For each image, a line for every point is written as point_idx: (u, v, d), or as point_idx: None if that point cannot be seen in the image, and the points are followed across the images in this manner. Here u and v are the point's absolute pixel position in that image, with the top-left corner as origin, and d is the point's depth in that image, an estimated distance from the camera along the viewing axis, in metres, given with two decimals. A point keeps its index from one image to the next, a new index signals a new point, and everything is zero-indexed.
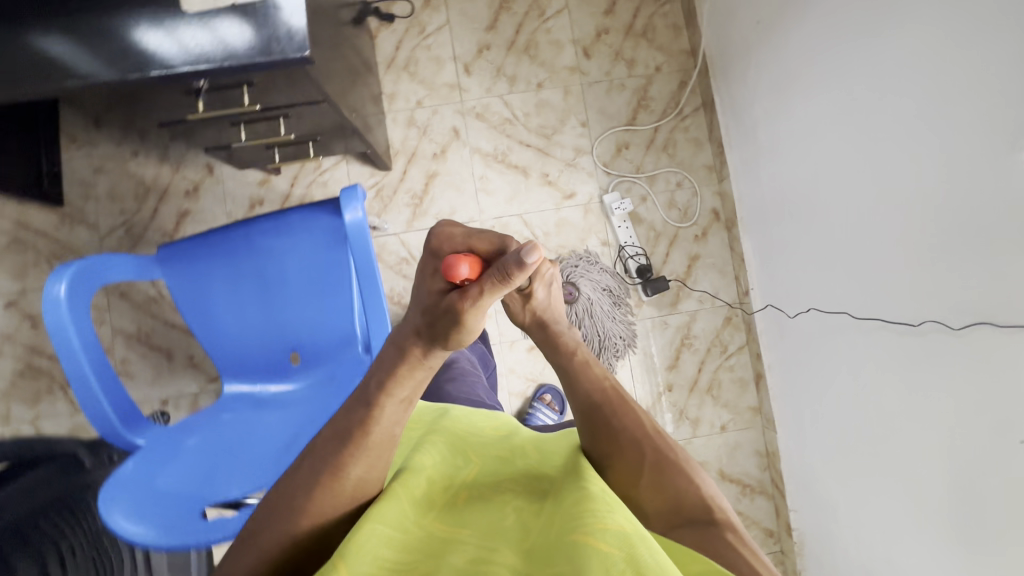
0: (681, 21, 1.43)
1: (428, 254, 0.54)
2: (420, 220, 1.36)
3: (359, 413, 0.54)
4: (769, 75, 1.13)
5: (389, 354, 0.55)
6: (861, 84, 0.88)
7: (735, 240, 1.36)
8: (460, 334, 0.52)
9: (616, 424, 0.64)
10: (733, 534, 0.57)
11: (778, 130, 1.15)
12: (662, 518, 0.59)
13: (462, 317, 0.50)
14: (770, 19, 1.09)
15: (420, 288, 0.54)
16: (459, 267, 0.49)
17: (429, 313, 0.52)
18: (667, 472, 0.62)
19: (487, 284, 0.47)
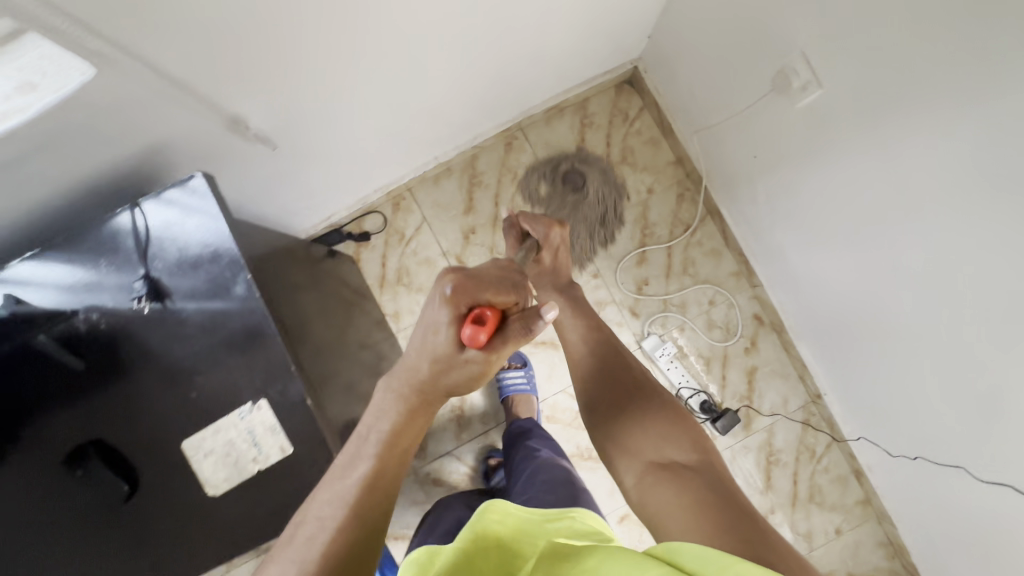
0: (657, 132, 1.34)
1: (438, 300, 0.53)
2: (469, 430, 1.32)
3: (360, 470, 0.51)
4: (785, 204, 1.05)
5: (387, 399, 0.55)
6: (910, 244, 0.79)
7: (789, 344, 1.28)
8: (474, 383, 0.56)
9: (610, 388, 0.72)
10: (714, 485, 0.59)
11: (810, 258, 1.06)
12: (641, 463, 0.64)
13: (475, 370, 0.54)
14: (770, 156, 1.00)
15: (423, 340, 0.54)
16: (483, 334, 0.51)
17: (443, 365, 0.53)
18: (653, 424, 0.67)
19: (506, 345, 0.54)
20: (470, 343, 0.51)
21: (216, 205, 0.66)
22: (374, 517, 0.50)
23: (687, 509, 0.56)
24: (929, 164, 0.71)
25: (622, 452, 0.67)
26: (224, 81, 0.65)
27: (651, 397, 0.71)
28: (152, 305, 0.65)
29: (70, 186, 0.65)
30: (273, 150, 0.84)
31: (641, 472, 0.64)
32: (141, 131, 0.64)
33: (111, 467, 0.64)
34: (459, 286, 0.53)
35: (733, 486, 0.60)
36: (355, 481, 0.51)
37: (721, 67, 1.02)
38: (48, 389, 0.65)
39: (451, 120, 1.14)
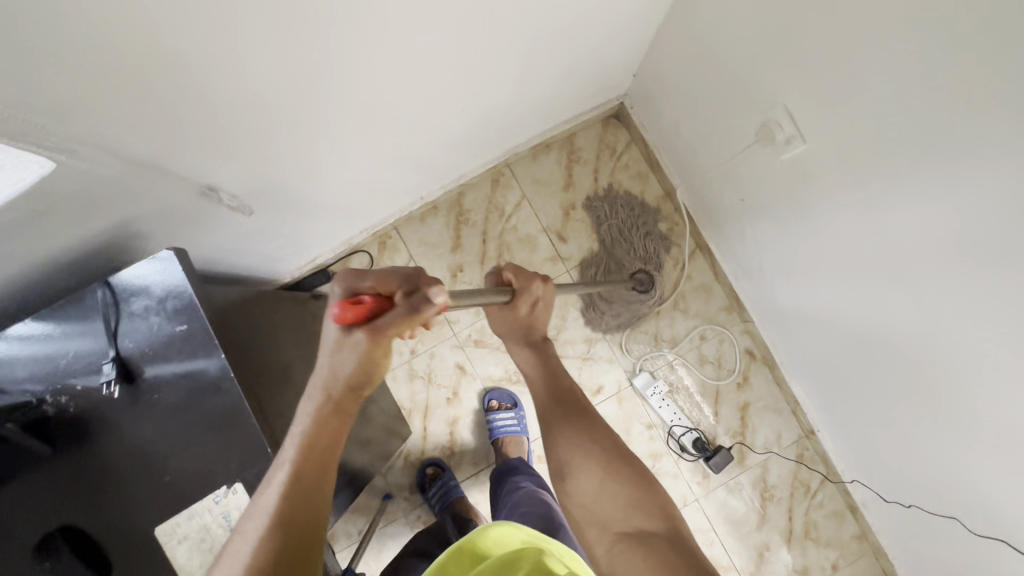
0: (644, 166, 1.34)
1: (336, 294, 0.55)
2: (460, 471, 1.30)
3: (282, 488, 0.53)
4: (773, 245, 1.04)
5: (304, 410, 0.56)
6: (904, 295, 0.77)
7: (782, 379, 1.27)
8: (368, 373, 0.55)
9: (560, 429, 0.68)
10: (683, 557, 0.57)
11: (799, 300, 1.05)
12: (610, 533, 0.61)
13: (358, 359, 0.53)
14: (757, 200, 0.99)
15: (321, 336, 0.55)
16: (343, 312, 0.50)
17: (334, 353, 0.53)
18: (619, 481, 0.64)
19: (384, 326, 0.51)
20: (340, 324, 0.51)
21: (187, 281, 0.64)
22: (299, 528, 0.52)
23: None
24: (911, 223, 0.71)
25: (591, 521, 0.63)
26: (195, 153, 0.64)
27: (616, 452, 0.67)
28: (122, 386, 0.64)
29: (44, 265, 0.65)
30: (249, 213, 0.84)
31: (610, 543, 0.60)
32: (109, 208, 0.62)
33: (81, 558, 0.63)
34: (347, 279, 0.54)
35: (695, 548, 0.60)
36: (276, 489, 0.53)
37: (706, 110, 1.01)
38: (27, 476, 0.64)
39: (436, 164, 1.13)
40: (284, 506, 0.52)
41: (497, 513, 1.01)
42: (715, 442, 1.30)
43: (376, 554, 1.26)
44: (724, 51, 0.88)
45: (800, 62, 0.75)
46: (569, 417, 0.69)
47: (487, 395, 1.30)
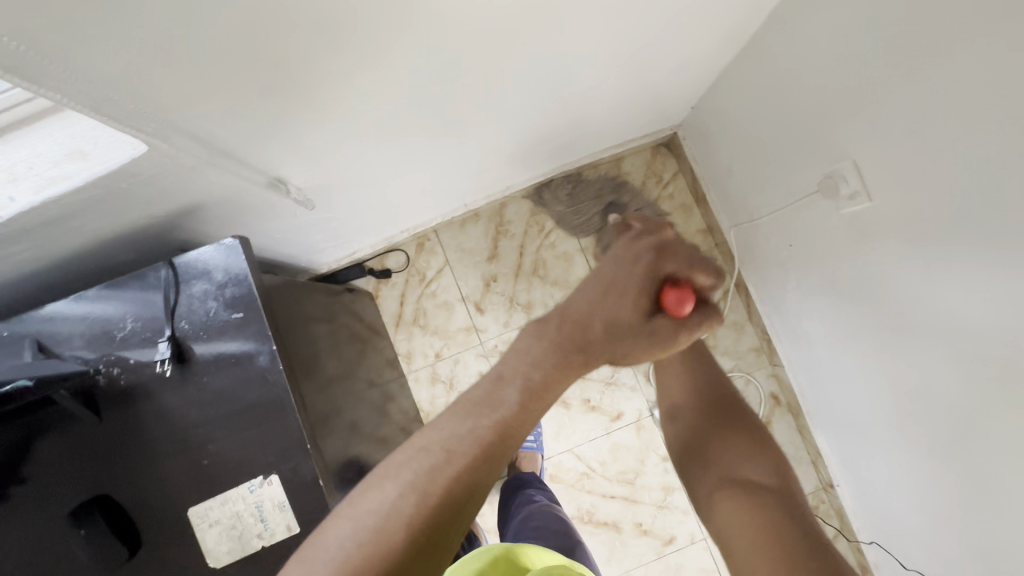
0: (690, 199, 1.34)
1: (636, 262, 0.49)
2: None
3: (454, 427, 0.45)
4: (817, 297, 1.02)
5: (537, 351, 0.46)
6: (952, 364, 0.75)
7: (805, 429, 1.26)
8: (644, 360, 0.50)
9: (693, 397, 0.64)
10: (800, 516, 0.49)
11: (834, 353, 1.04)
12: (716, 477, 0.56)
13: (647, 345, 0.49)
14: (806, 248, 0.99)
15: (612, 305, 0.48)
16: (686, 303, 0.48)
17: (630, 327, 0.48)
18: (736, 439, 0.59)
19: (691, 326, 0.49)
20: (667, 311, 0.48)
21: (248, 270, 0.66)
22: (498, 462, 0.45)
23: (770, 542, 0.47)
24: (967, 300, 0.69)
25: (698, 464, 0.59)
26: (269, 149, 0.65)
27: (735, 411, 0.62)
28: (173, 366, 0.65)
29: (107, 234, 0.66)
30: (309, 208, 0.86)
31: (713, 487, 0.55)
32: (182, 192, 0.64)
33: (111, 529, 0.63)
34: (655, 257, 0.50)
35: (814, 518, 0.51)
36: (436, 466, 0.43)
37: (765, 153, 1.01)
38: (70, 438, 0.65)
39: (486, 176, 1.13)
40: (458, 481, 0.43)
41: (508, 522, 1.01)
42: None
43: None
44: (793, 99, 0.88)
45: (873, 120, 0.75)
46: (703, 394, 0.64)
47: None
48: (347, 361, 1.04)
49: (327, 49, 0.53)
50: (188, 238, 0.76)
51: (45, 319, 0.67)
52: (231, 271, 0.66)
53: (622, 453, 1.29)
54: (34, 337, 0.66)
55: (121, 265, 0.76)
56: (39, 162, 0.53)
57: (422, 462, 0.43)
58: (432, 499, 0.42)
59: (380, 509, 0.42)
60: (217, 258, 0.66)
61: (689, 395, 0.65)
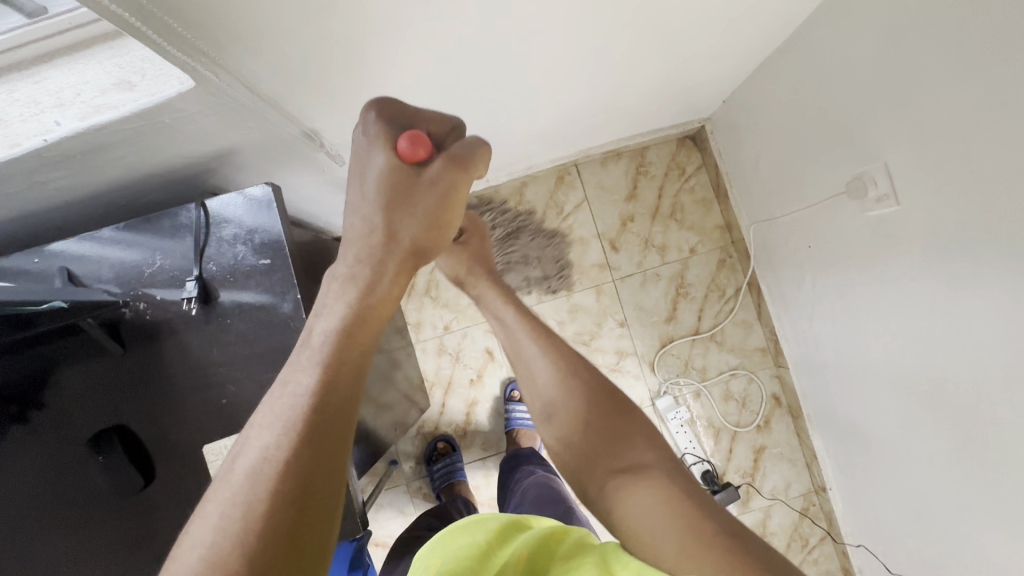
0: (710, 193, 1.34)
1: (366, 131, 0.47)
2: (467, 453, 1.31)
3: (283, 409, 0.40)
4: (831, 298, 1.02)
5: (335, 291, 0.46)
6: (964, 373, 0.76)
7: (803, 431, 1.27)
8: (446, 214, 0.49)
9: (562, 393, 0.62)
10: (685, 485, 0.52)
11: (842, 357, 1.05)
12: (604, 471, 0.56)
13: (438, 197, 0.47)
14: (826, 250, 0.99)
15: (371, 187, 0.47)
16: (413, 148, 0.45)
17: (392, 206, 0.47)
18: (610, 424, 0.59)
19: (463, 155, 0.47)
20: (407, 162, 0.46)
21: (277, 216, 0.66)
22: (334, 443, 0.40)
23: (666, 514, 0.48)
24: (986, 310, 0.69)
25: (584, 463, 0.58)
26: (309, 100, 0.65)
27: (611, 400, 0.62)
28: (199, 306, 0.66)
29: (142, 170, 0.67)
30: (338, 165, 0.86)
31: (603, 479, 0.55)
32: (221, 134, 0.64)
33: (129, 456, 0.64)
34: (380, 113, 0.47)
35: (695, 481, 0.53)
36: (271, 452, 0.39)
37: (794, 152, 1.01)
38: (95, 367, 0.67)
39: (511, 152, 1.13)
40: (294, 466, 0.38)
41: (508, 495, 1.02)
42: (724, 478, 1.30)
43: (373, 515, 1.29)
44: (828, 98, 0.88)
45: (909, 124, 0.74)
46: (566, 387, 0.63)
47: (510, 385, 1.31)
48: None
49: (383, 3, 0.53)
50: (219, 184, 0.77)
51: (76, 250, 0.67)
52: (260, 216, 0.66)
53: None
54: (63, 267, 0.67)
55: (151, 205, 0.77)
56: (86, 89, 0.53)
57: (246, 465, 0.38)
58: (261, 494, 0.37)
59: (210, 534, 0.36)
60: (247, 202, 0.66)
61: (559, 390, 0.63)
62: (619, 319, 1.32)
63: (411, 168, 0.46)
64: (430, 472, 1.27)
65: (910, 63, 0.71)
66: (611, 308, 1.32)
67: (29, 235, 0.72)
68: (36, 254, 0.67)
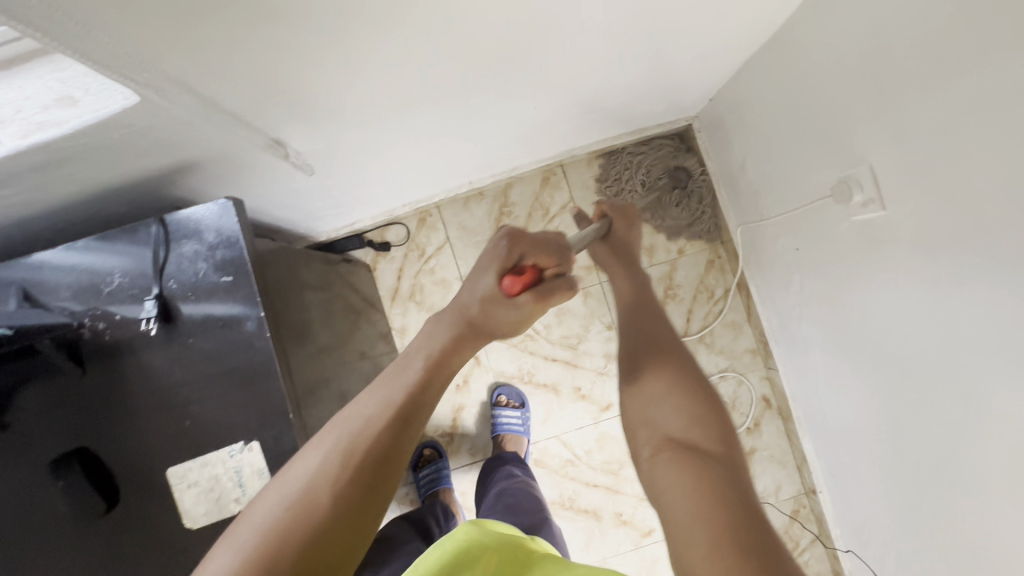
0: (699, 193, 1.32)
1: (493, 246, 0.52)
2: (454, 458, 1.30)
3: (378, 401, 0.47)
4: (819, 301, 1.01)
5: (439, 328, 0.51)
6: (952, 382, 0.74)
7: (792, 433, 1.26)
8: (519, 327, 0.52)
9: (649, 357, 0.59)
10: (737, 485, 0.48)
11: (831, 361, 1.03)
12: (659, 436, 0.53)
13: (518, 318, 0.50)
14: (813, 252, 0.97)
15: (481, 278, 0.52)
16: (509, 285, 0.49)
17: (491, 305, 0.50)
18: (684, 396, 0.56)
19: (551, 294, 0.50)
20: (505, 293, 0.49)
21: (240, 232, 0.64)
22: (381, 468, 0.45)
23: (707, 511, 0.45)
24: (974, 319, 0.67)
25: (643, 420, 0.56)
26: (270, 110, 0.63)
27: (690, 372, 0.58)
28: (160, 325, 0.64)
29: (97, 184, 0.64)
30: (309, 173, 0.84)
31: (656, 448, 0.53)
32: (179, 147, 0.62)
33: (93, 482, 0.64)
34: (512, 233, 0.52)
35: (752, 488, 0.49)
36: (356, 439, 0.45)
37: (781, 152, 0.98)
38: (55, 388, 0.65)
39: (492, 154, 1.11)
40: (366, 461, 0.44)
41: (486, 497, 1.01)
42: None
43: None
44: (814, 98, 0.85)
45: (894, 126, 0.72)
46: (651, 354, 0.59)
47: (496, 389, 1.29)
48: (340, 331, 1.03)
49: (336, 10, 0.50)
50: (183, 195, 0.75)
51: (31, 267, 0.65)
52: (222, 232, 0.64)
53: (608, 443, 1.29)
54: (19, 285, 0.65)
55: (114, 218, 0.74)
56: (27, 106, 0.50)
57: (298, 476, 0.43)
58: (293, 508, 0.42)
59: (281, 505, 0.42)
60: (208, 218, 0.64)
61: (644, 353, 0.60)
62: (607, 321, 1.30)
63: (507, 296, 0.50)
64: (416, 478, 1.26)
65: (896, 64, 0.68)
66: (598, 310, 1.30)
67: None
68: None
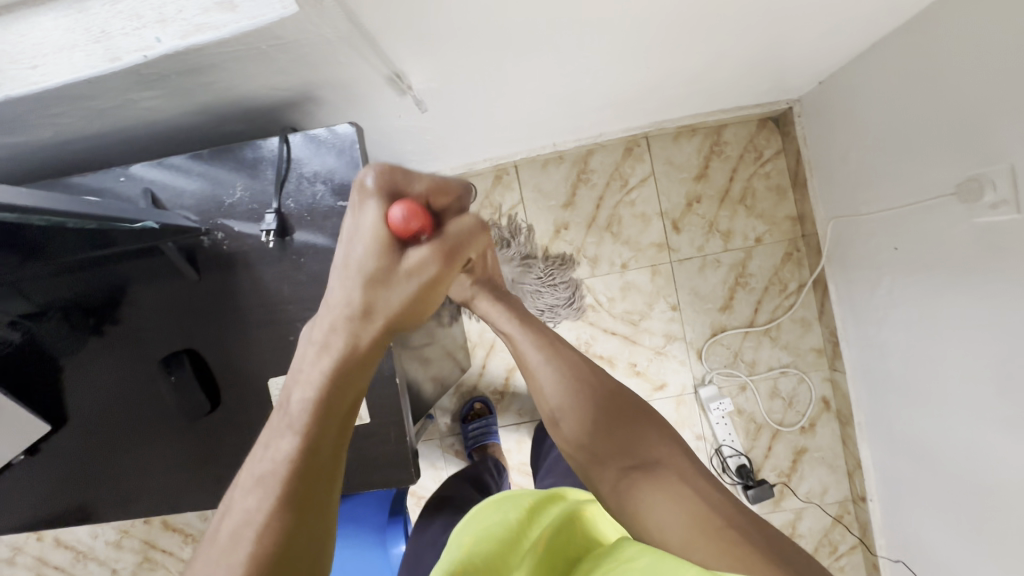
0: (787, 181, 1.27)
1: (361, 199, 0.44)
2: (503, 416, 1.32)
3: (273, 457, 0.45)
4: (911, 308, 0.96)
5: (319, 365, 0.47)
6: None
7: (849, 438, 1.23)
8: (421, 304, 0.47)
9: (582, 400, 0.63)
10: (698, 482, 0.55)
11: (911, 369, 0.99)
12: (617, 468, 0.57)
13: (415, 290, 0.45)
14: (915, 255, 0.92)
15: (355, 253, 0.45)
16: (408, 221, 0.42)
17: (375, 280, 0.44)
18: (621, 423, 0.61)
19: (455, 244, 0.46)
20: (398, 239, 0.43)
21: (359, 158, 0.65)
22: (316, 499, 0.45)
23: (688, 512, 0.50)
24: None
25: (594, 460, 0.59)
26: (399, 41, 0.62)
27: (618, 402, 0.63)
28: (277, 239, 0.66)
29: (226, 98, 0.66)
30: (420, 111, 0.83)
31: (615, 479, 0.57)
32: (308, 67, 0.62)
33: (200, 381, 0.66)
34: (388, 172, 0.44)
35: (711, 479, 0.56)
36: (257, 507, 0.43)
37: (897, 146, 0.92)
38: (171, 289, 0.68)
39: (582, 118, 1.08)
40: (275, 522, 0.42)
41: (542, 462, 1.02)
42: (758, 474, 1.27)
43: None
44: (944, 89, 0.80)
45: None
46: (587, 399, 0.63)
47: None
48: None
49: None
50: (297, 120, 0.75)
51: (160, 174, 0.68)
52: (342, 156, 0.65)
53: None
54: (148, 189, 0.68)
55: (227, 134, 0.76)
56: (188, 7, 0.51)
57: (230, 528, 0.43)
58: (241, 561, 0.40)
59: None
60: (328, 141, 0.65)
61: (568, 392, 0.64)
62: (672, 301, 1.28)
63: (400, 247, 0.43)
64: (464, 430, 1.29)
65: None
66: (663, 290, 1.28)
67: (112, 151, 0.73)
68: (121, 173, 0.68)
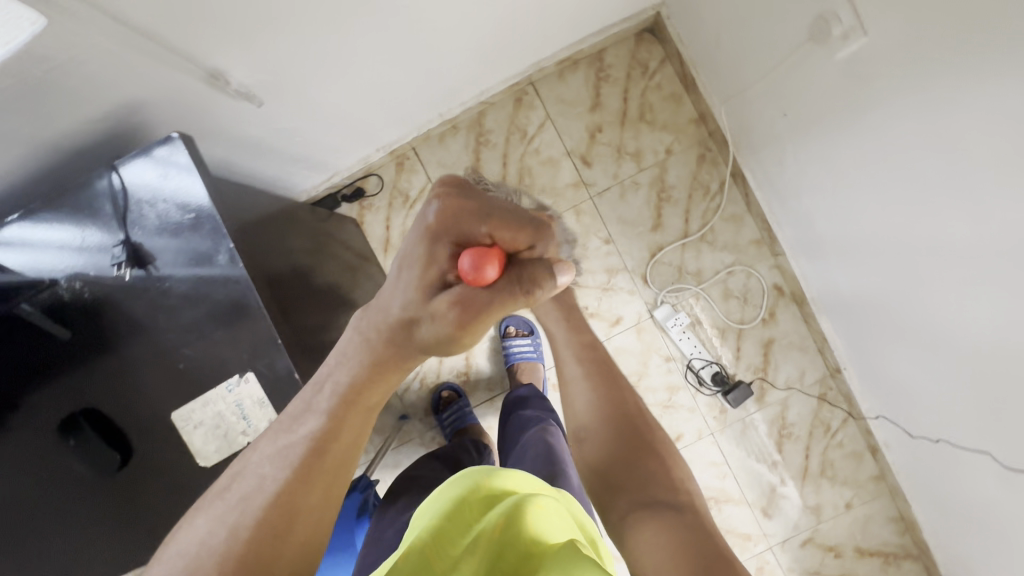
0: (679, 87, 1.26)
1: (429, 221, 0.45)
2: (474, 396, 1.30)
3: (308, 425, 0.46)
4: (818, 170, 0.95)
5: (353, 346, 0.47)
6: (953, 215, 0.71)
7: (810, 316, 1.22)
8: (454, 344, 0.45)
9: (611, 430, 0.63)
10: (702, 532, 0.53)
11: (834, 227, 0.99)
12: (630, 500, 0.58)
13: (445, 329, 0.44)
14: (801, 114, 0.92)
15: (404, 278, 0.44)
16: (482, 267, 0.42)
17: (411, 309, 0.44)
18: (645, 459, 0.61)
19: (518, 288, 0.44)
20: (465, 276, 0.43)
21: (194, 164, 0.63)
22: (332, 477, 0.46)
23: (671, 553, 0.50)
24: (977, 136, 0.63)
25: (612, 489, 0.60)
26: (206, 32, 0.61)
27: (647, 437, 0.63)
28: (135, 271, 0.64)
29: (41, 143, 0.62)
30: (259, 106, 0.79)
31: (626, 511, 0.57)
32: (114, 85, 0.60)
33: (102, 435, 0.64)
34: (463, 203, 0.44)
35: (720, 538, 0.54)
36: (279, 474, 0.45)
37: (753, 15, 0.92)
38: (45, 356, 0.65)
39: (454, 79, 1.06)
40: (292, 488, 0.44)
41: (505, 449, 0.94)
42: (735, 377, 1.27)
43: (393, 470, 1.29)
44: None
45: None
46: (619, 437, 0.63)
47: (504, 321, 1.28)
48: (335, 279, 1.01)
49: None
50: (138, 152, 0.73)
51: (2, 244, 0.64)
52: (178, 168, 0.63)
53: (625, 356, 1.28)
54: None
55: None
56: None
57: (240, 491, 0.44)
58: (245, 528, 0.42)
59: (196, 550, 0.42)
60: (159, 156, 0.63)
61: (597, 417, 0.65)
62: (604, 235, 1.27)
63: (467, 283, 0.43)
64: (439, 420, 1.26)
65: None
66: (592, 226, 1.27)
67: None
68: None
